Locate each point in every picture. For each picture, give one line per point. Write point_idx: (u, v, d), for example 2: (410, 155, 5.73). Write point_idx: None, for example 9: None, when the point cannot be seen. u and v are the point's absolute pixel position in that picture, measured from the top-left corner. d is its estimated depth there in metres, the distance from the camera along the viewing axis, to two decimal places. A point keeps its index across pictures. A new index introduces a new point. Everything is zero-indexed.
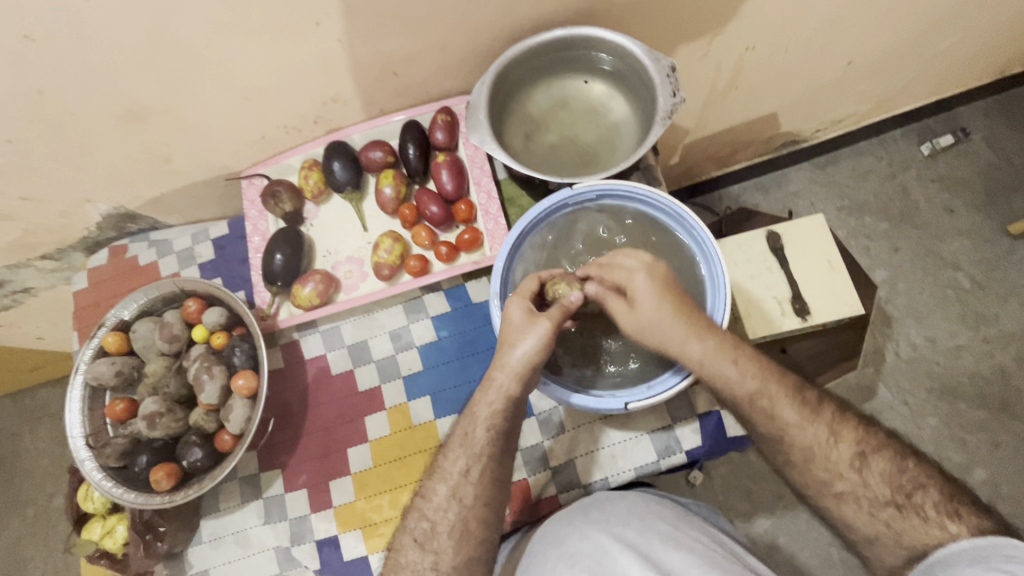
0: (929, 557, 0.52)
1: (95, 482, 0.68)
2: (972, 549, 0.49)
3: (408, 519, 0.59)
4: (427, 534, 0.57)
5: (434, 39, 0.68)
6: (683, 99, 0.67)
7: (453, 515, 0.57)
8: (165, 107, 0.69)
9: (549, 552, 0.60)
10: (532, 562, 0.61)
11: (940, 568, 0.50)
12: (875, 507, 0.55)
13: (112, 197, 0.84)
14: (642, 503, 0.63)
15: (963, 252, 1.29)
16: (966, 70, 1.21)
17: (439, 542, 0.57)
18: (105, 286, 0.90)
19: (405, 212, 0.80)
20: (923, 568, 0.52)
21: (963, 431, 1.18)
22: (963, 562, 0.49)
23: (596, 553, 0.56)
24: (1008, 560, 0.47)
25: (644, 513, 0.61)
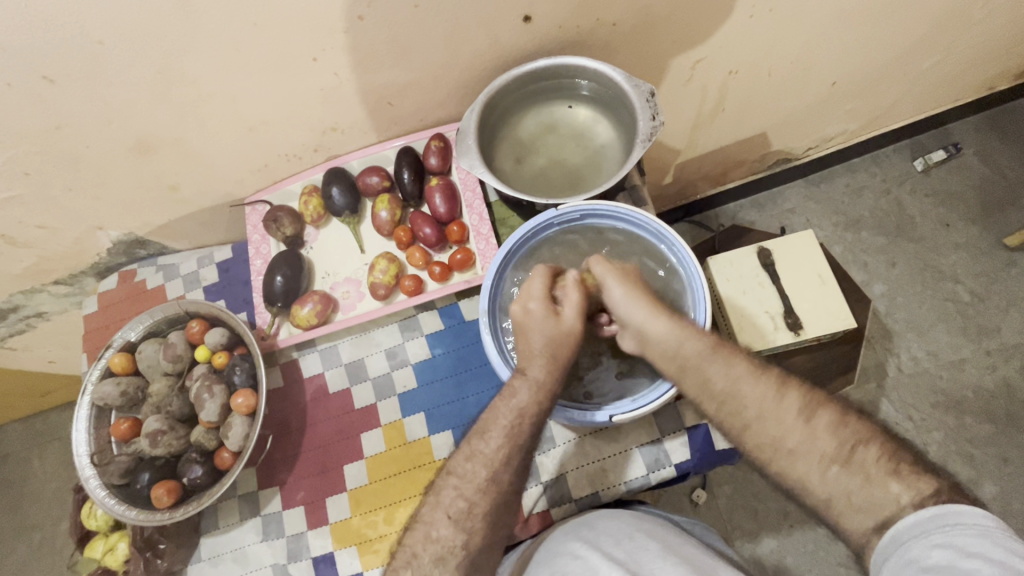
0: (884, 534, 0.49)
1: (99, 499, 0.70)
2: (922, 520, 0.47)
3: (442, 496, 0.57)
4: (463, 511, 0.56)
5: (425, 72, 0.72)
6: (662, 122, 0.69)
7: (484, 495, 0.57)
8: (173, 139, 0.73)
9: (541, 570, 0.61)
10: None
11: (895, 547, 0.48)
12: (824, 466, 0.53)
13: (123, 225, 0.88)
14: (632, 521, 0.64)
15: (961, 265, 1.29)
16: (953, 87, 1.24)
17: (473, 523, 0.56)
18: (114, 310, 0.94)
19: (401, 234, 0.83)
20: (880, 548, 0.49)
21: (970, 446, 1.17)
22: (918, 537, 0.47)
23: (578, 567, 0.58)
24: (961, 533, 0.45)
25: (633, 529, 0.62)
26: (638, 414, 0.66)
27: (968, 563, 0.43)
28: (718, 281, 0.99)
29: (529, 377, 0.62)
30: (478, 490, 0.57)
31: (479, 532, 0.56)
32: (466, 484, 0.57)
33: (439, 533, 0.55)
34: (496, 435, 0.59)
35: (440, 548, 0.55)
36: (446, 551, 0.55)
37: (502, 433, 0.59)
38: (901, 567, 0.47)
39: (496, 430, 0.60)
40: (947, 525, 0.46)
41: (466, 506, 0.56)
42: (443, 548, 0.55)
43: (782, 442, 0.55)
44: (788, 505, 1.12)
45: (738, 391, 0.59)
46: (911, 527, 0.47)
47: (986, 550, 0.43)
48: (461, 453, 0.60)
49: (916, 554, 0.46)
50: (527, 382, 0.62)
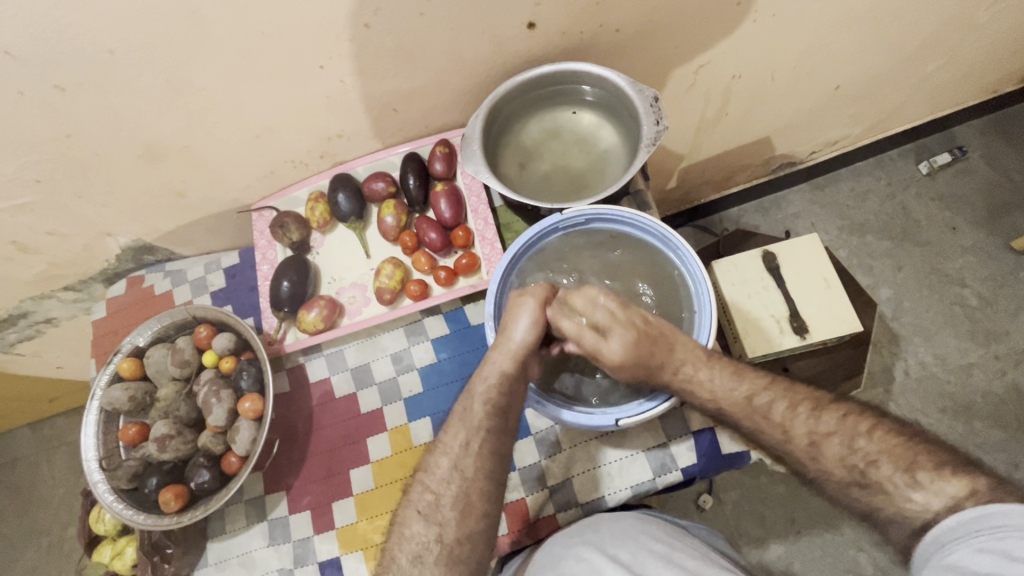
0: (925, 536, 0.50)
1: (107, 503, 0.71)
2: (961, 524, 0.48)
3: (411, 494, 0.60)
4: (431, 506, 0.58)
5: (430, 79, 0.73)
6: (666, 127, 0.70)
7: (455, 487, 0.58)
8: (182, 147, 0.74)
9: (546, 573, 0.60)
10: None
11: (936, 549, 0.49)
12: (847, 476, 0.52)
13: (131, 231, 0.89)
14: (637, 524, 0.64)
15: (968, 269, 1.29)
16: (958, 91, 1.24)
17: (444, 514, 0.57)
18: (122, 315, 0.94)
19: (406, 239, 0.83)
20: (922, 549, 0.50)
21: (980, 451, 1.16)
22: (960, 541, 0.47)
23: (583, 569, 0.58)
24: (1002, 536, 0.45)
25: (638, 532, 0.62)
26: (645, 418, 0.65)
27: (1011, 568, 0.43)
28: (723, 286, 0.99)
29: (500, 359, 0.63)
30: (466, 482, 0.58)
31: (452, 524, 0.56)
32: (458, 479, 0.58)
33: (412, 530, 0.57)
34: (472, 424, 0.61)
35: (416, 547, 0.56)
36: (422, 547, 0.56)
37: (475, 419, 0.61)
38: (943, 569, 0.48)
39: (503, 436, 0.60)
40: (984, 529, 0.46)
41: (433, 500, 0.58)
42: (419, 546, 0.56)
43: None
44: (796, 511, 1.11)
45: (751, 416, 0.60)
46: (950, 533, 0.48)
47: None
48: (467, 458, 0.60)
49: (958, 560, 0.47)
50: (496, 368, 0.63)
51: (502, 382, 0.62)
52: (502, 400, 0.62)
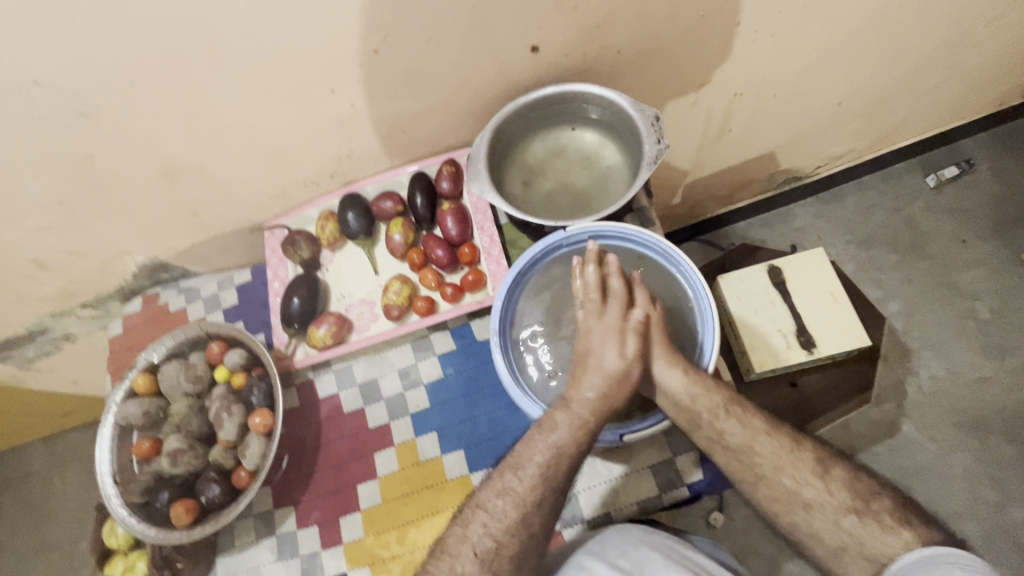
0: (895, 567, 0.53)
1: (120, 518, 0.72)
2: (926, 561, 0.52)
3: (467, 531, 0.58)
4: (490, 552, 0.56)
5: (436, 101, 0.75)
6: (667, 145, 0.71)
7: (516, 538, 0.57)
8: (198, 168, 0.77)
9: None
10: None
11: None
12: (840, 515, 0.57)
13: (147, 250, 0.91)
14: (640, 533, 0.64)
15: (979, 282, 1.28)
16: (962, 104, 1.25)
17: (499, 565, 0.56)
18: (137, 331, 0.96)
19: (413, 256, 0.85)
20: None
21: (997, 468, 1.14)
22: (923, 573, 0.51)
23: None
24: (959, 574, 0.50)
25: (639, 540, 0.62)
26: (648, 433, 0.66)
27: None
28: (729, 300, 1.00)
29: (572, 410, 0.61)
30: (507, 531, 0.57)
31: (506, 573, 0.56)
32: (488, 518, 0.58)
33: (457, 564, 0.56)
34: (528, 471, 0.59)
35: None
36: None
37: (537, 470, 0.59)
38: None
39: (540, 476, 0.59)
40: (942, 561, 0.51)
41: (493, 545, 0.57)
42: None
43: (798, 497, 0.58)
44: None
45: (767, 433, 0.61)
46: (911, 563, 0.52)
47: None
48: (497, 490, 0.59)
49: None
50: (570, 416, 0.61)
51: (581, 428, 0.60)
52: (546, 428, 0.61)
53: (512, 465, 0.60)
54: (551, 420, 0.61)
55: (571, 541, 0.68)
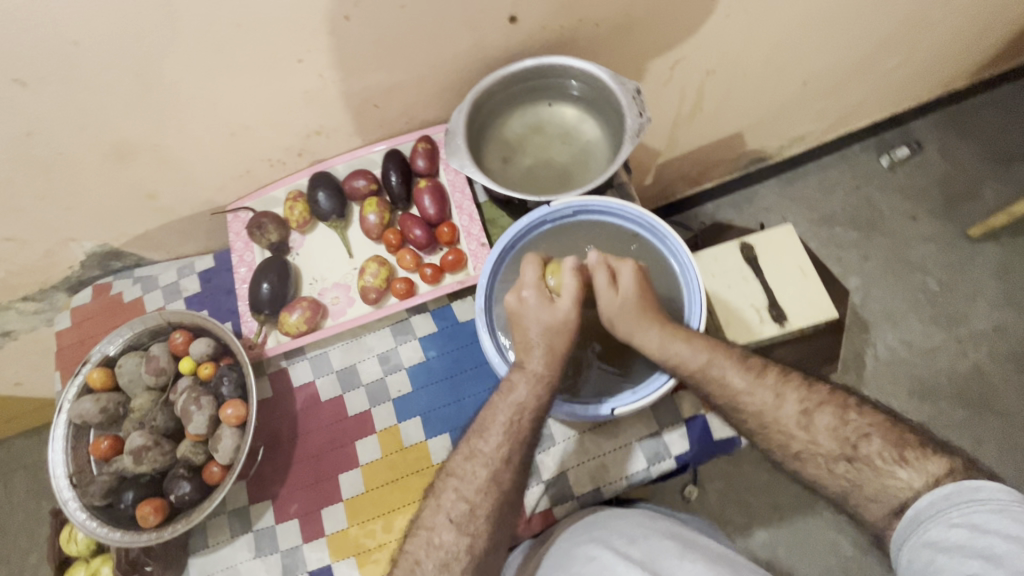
0: (912, 505, 0.52)
1: (80, 522, 0.67)
2: (954, 493, 0.50)
3: (443, 498, 0.58)
4: (466, 515, 0.57)
5: (410, 75, 0.72)
6: (649, 119, 0.70)
7: (490, 499, 0.58)
8: (153, 145, 0.71)
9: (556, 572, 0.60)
10: None
11: (923, 519, 0.51)
12: (832, 463, 0.58)
13: (97, 237, 0.84)
14: (644, 519, 0.64)
15: (929, 256, 1.35)
16: (914, 86, 1.30)
17: (476, 526, 0.56)
18: (88, 324, 0.89)
19: (390, 237, 0.81)
20: (913, 514, 0.52)
21: (947, 430, 1.21)
22: (947, 513, 0.50)
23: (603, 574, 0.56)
24: (989, 507, 0.48)
25: (651, 525, 0.63)
26: (639, 406, 0.66)
27: (982, 540, 0.46)
28: (704, 277, 1.01)
29: (528, 372, 0.62)
30: (481, 493, 0.57)
31: (483, 534, 0.57)
32: (466, 487, 0.58)
33: (443, 540, 0.56)
34: (494, 432, 0.60)
35: (445, 555, 0.55)
36: (450, 556, 0.55)
37: (502, 430, 0.60)
38: (921, 545, 0.50)
39: (511, 437, 0.60)
40: (962, 502, 0.49)
41: (468, 509, 0.57)
42: (447, 555, 0.55)
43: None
44: (778, 496, 1.14)
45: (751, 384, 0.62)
46: (923, 508, 0.51)
47: (1001, 526, 0.46)
48: (467, 455, 0.60)
49: (933, 533, 0.50)
50: (525, 375, 0.62)
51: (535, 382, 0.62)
52: (519, 384, 0.62)
53: (478, 429, 0.61)
54: (510, 385, 0.62)
55: (570, 522, 0.68)
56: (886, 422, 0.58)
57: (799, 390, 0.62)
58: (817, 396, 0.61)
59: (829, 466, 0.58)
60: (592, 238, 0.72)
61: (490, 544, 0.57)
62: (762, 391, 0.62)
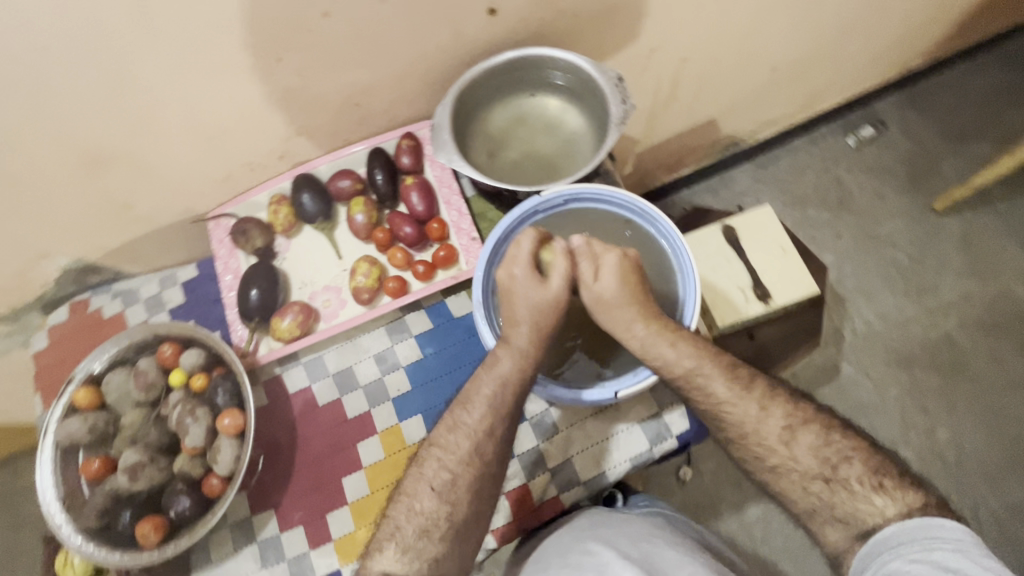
0: (876, 534, 0.52)
1: (75, 547, 0.65)
2: (916, 528, 0.51)
3: (424, 468, 0.59)
4: (447, 483, 0.58)
5: (391, 71, 0.71)
6: (632, 106, 0.71)
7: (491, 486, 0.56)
8: (128, 152, 0.69)
9: (552, 560, 0.61)
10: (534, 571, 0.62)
11: (885, 548, 0.51)
12: (808, 481, 0.57)
13: (72, 251, 0.81)
14: (652, 529, 0.64)
15: (897, 231, 1.40)
16: (875, 68, 1.35)
17: (457, 495, 0.57)
18: (66, 343, 0.86)
19: (379, 236, 0.81)
20: (875, 544, 0.52)
21: (922, 397, 1.26)
22: (910, 546, 0.50)
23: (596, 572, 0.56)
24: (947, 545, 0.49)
25: (636, 531, 0.62)
26: (642, 387, 0.67)
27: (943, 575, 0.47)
28: None
29: (512, 346, 0.63)
30: (461, 461, 0.58)
31: (463, 503, 0.57)
32: (449, 456, 0.59)
33: (423, 506, 0.57)
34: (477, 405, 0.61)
35: (425, 521, 0.56)
36: (431, 523, 0.56)
37: (484, 403, 0.61)
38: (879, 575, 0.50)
39: (492, 407, 0.61)
40: (924, 538, 0.50)
41: (450, 477, 0.58)
42: (428, 521, 0.56)
43: (765, 461, 0.59)
44: None
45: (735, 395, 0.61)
46: (887, 538, 0.51)
47: (960, 564, 0.47)
48: (449, 426, 0.61)
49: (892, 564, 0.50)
50: (509, 350, 0.63)
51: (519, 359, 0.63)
52: (504, 359, 0.63)
53: (461, 401, 0.62)
54: (493, 358, 0.63)
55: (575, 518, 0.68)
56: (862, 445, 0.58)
57: (783, 404, 0.61)
58: (801, 414, 0.60)
59: (802, 485, 0.57)
60: (584, 225, 0.73)
61: (470, 514, 0.58)
62: (746, 403, 0.61)
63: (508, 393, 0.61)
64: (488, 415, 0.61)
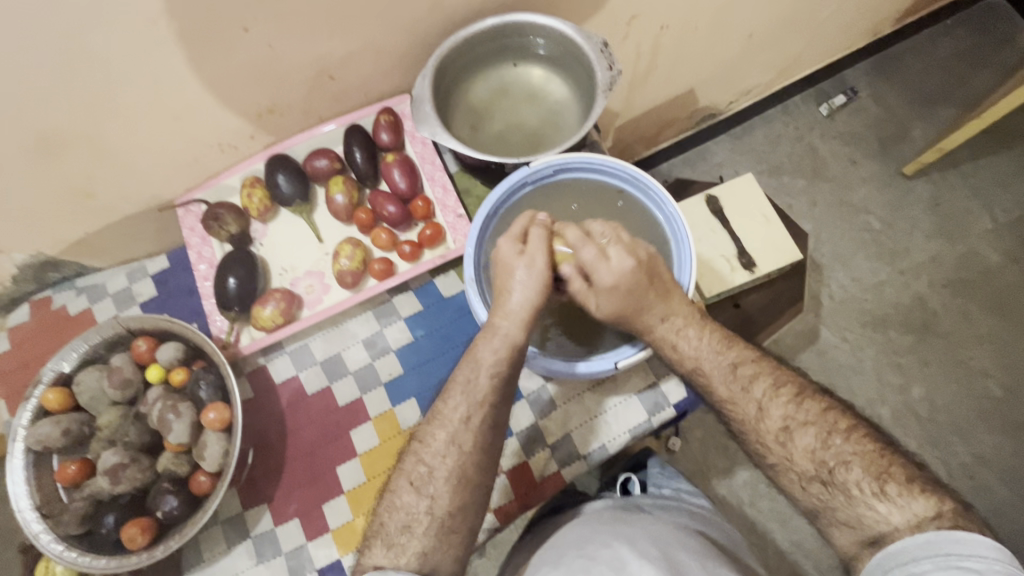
0: (887, 547, 0.48)
1: (56, 554, 0.61)
2: (932, 542, 0.46)
3: (404, 462, 0.58)
4: (424, 477, 0.56)
5: (366, 42, 0.68)
6: (619, 72, 0.69)
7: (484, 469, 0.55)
8: (84, 135, 0.64)
9: (569, 550, 0.59)
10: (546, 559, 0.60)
11: (894, 564, 0.47)
12: (806, 482, 0.55)
13: (29, 245, 0.76)
14: (672, 532, 0.61)
15: (870, 197, 1.43)
16: (846, 34, 1.35)
17: (436, 487, 0.55)
18: (30, 343, 0.81)
19: (361, 216, 0.77)
20: (883, 559, 0.48)
21: (897, 357, 1.30)
22: (925, 562, 0.46)
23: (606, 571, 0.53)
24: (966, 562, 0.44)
25: (657, 536, 0.59)
26: (641, 356, 0.66)
27: None
28: None
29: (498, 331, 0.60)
30: (440, 455, 0.56)
31: (444, 497, 0.55)
32: (428, 451, 0.57)
33: (402, 502, 0.55)
34: (455, 396, 0.58)
35: (406, 517, 0.54)
36: (411, 518, 0.55)
37: (461, 393, 0.58)
38: None
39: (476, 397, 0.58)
40: (940, 555, 0.46)
41: (427, 472, 0.56)
42: (409, 516, 0.54)
43: (764, 459, 0.57)
44: None
45: (734, 394, 0.59)
46: (900, 552, 0.47)
47: None
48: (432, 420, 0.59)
49: None
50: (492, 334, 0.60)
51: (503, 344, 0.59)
52: (486, 345, 0.60)
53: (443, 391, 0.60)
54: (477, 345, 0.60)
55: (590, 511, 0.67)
56: (871, 450, 0.53)
57: (785, 403, 0.57)
58: (805, 414, 0.56)
59: (801, 485, 0.55)
60: (574, 197, 0.72)
61: (457, 507, 0.55)
62: (745, 403, 0.59)
63: (489, 383, 0.58)
64: (468, 406, 0.58)
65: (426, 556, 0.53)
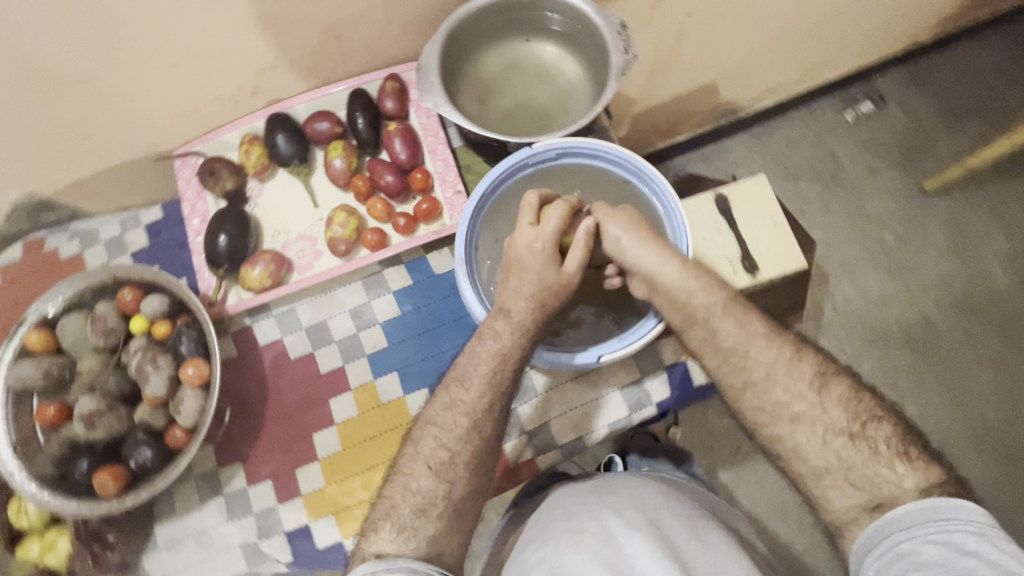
0: (887, 512, 0.47)
1: (28, 493, 0.62)
2: (926, 510, 0.45)
3: (420, 445, 0.55)
4: (444, 462, 0.53)
5: (376, 4, 0.65)
6: (635, 56, 0.66)
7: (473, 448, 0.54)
8: (81, 77, 0.62)
9: (555, 523, 0.57)
10: (534, 534, 0.57)
11: (895, 529, 0.46)
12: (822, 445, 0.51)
13: (24, 184, 0.75)
14: (659, 492, 0.61)
15: (886, 209, 1.39)
16: (881, 38, 1.30)
17: (455, 473, 0.53)
18: (21, 283, 0.81)
19: (358, 184, 0.76)
20: (880, 527, 0.47)
21: (894, 374, 1.28)
22: (920, 527, 0.45)
23: (603, 546, 0.50)
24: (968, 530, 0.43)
25: (645, 502, 0.58)
26: (626, 352, 0.65)
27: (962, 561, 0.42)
28: None
29: (513, 318, 0.58)
30: (459, 439, 0.54)
31: (461, 481, 0.53)
32: (446, 434, 0.54)
33: (420, 485, 0.53)
34: (476, 382, 0.56)
35: (422, 500, 0.52)
36: (428, 501, 0.52)
37: (483, 381, 0.56)
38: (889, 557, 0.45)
39: (491, 383, 0.56)
40: (940, 519, 0.45)
41: (447, 456, 0.54)
42: (425, 499, 0.52)
43: (785, 410, 0.53)
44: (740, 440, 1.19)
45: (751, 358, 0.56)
46: (901, 518, 0.46)
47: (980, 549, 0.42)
48: (445, 404, 0.56)
49: (903, 546, 0.45)
50: (509, 323, 0.58)
51: (519, 331, 0.58)
52: (504, 332, 0.58)
53: (459, 377, 0.57)
54: (491, 329, 0.58)
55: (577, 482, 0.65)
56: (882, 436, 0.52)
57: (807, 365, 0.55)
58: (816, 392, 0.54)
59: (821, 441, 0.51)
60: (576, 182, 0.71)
61: (469, 490, 0.54)
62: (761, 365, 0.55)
63: (509, 370, 0.57)
64: (486, 392, 0.56)
65: (437, 540, 0.51)
